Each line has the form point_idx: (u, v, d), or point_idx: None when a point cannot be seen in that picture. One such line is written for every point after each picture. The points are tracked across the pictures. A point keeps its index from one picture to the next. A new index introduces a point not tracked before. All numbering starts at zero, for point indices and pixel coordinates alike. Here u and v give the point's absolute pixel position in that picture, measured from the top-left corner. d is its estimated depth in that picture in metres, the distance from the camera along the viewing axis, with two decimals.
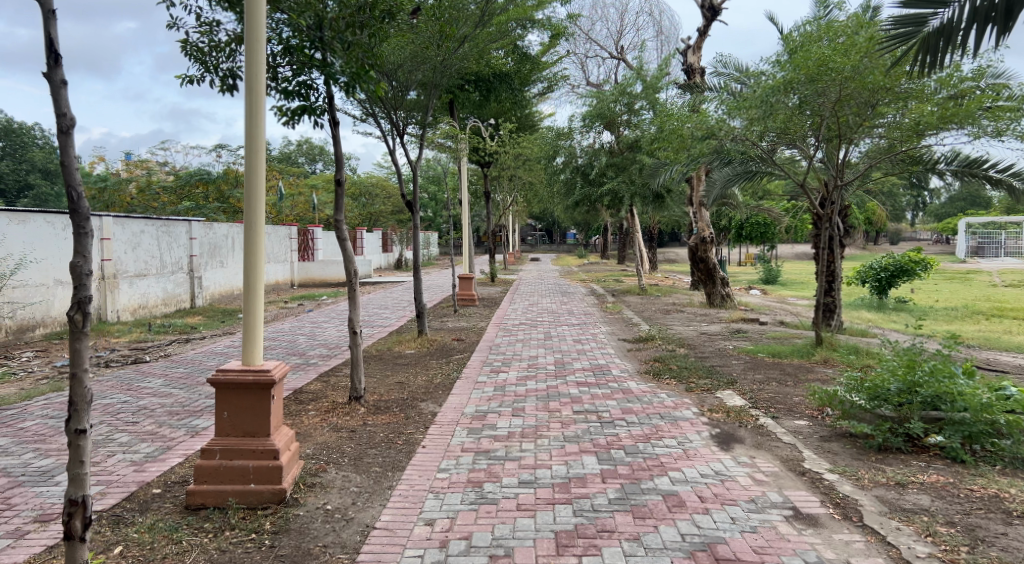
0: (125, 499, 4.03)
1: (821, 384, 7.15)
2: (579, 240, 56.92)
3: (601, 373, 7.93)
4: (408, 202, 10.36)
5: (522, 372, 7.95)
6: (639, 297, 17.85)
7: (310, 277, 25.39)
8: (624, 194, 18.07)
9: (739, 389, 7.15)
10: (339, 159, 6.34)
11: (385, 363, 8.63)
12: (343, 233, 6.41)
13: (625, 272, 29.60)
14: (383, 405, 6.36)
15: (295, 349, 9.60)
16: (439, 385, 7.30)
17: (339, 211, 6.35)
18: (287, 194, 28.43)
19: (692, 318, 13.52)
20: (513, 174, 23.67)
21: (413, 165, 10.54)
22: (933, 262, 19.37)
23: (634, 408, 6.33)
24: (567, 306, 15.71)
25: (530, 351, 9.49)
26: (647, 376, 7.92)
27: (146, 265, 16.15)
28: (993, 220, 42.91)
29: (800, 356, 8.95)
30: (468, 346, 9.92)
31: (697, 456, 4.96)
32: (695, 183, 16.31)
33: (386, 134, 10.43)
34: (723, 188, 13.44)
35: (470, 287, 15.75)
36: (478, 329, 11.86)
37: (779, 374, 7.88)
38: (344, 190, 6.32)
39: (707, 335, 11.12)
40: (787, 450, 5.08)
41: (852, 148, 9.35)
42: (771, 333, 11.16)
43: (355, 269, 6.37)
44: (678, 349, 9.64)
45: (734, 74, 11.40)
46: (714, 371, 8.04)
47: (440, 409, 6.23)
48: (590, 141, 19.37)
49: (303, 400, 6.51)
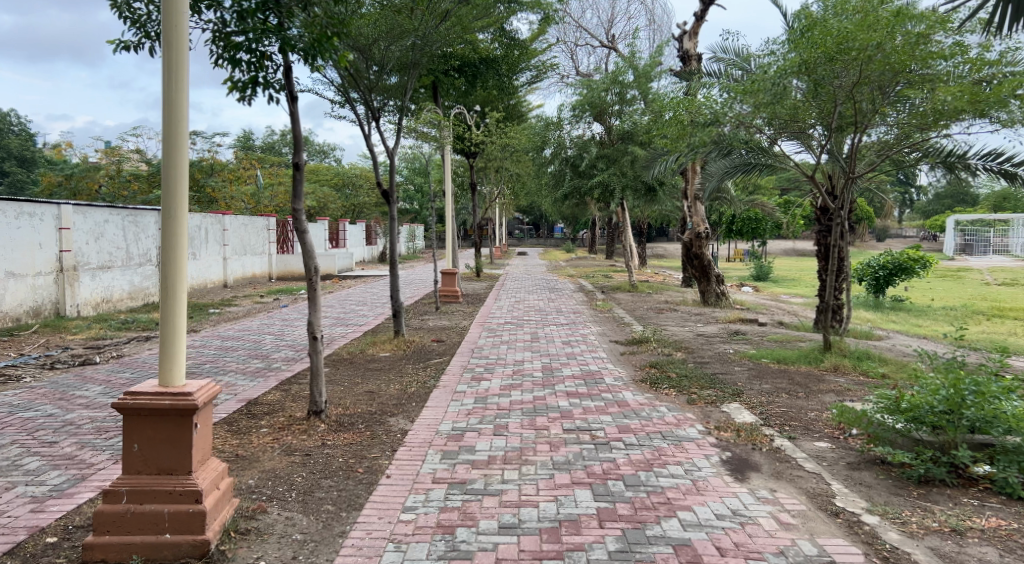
0: (7, 553, 3.26)
1: (837, 398, 6.48)
2: (567, 235, 56.31)
3: (593, 382, 7.19)
4: (385, 192, 9.55)
5: (506, 380, 7.21)
6: (628, 294, 17.16)
7: (289, 270, 24.51)
8: (615, 186, 17.33)
9: (747, 402, 6.43)
10: (298, 137, 5.51)
11: (356, 369, 7.83)
12: (302, 223, 5.59)
13: (614, 267, 28.93)
14: (347, 421, 5.59)
15: (259, 350, 8.79)
16: (413, 396, 6.55)
17: (298, 198, 5.53)
18: (266, 185, 27.47)
19: (686, 317, 12.81)
20: (500, 166, 22.84)
21: (391, 152, 9.73)
22: (932, 260, 18.82)
23: (632, 425, 5.60)
24: (555, 303, 14.94)
25: (515, 354, 8.74)
26: (644, 385, 7.19)
27: (110, 257, 15.26)
28: (981, 217, 42.55)
29: (807, 363, 8.25)
30: (448, 349, 9.16)
31: (710, 489, 4.25)
32: (690, 176, 15.59)
33: (362, 119, 9.61)
34: (720, 182, 12.70)
35: (453, 283, 14.99)
36: (460, 328, 11.10)
37: (788, 384, 7.20)
38: (303, 175, 5.51)
39: (705, 337, 10.41)
40: (811, 482, 4.38)
41: (864, 138, 8.68)
42: (772, 335, 10.48)
43: (315, 265, 5.57)
44: (676, 353, 8.91)
45: (735, 59, 10.68)
46: (716, 380, 7.32)
47: (412, 425, 5.48)
48: (580, 132, 18.62)
49: (256, 414, 5.73)
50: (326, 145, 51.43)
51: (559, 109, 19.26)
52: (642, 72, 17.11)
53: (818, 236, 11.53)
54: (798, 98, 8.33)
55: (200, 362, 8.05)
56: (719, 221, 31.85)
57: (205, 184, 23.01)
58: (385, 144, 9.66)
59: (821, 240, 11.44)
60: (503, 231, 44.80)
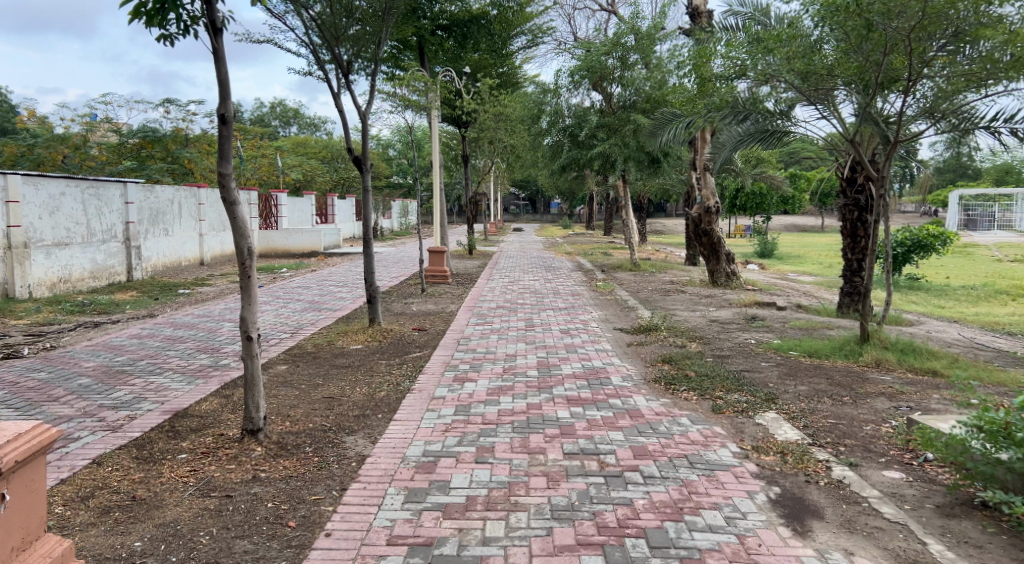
0: None
1: (892, 409, 5.39)
2: (563, 211, 55.10)
3: (597, 383, 6.05)
4: (356, 158, 8.33)
5: (494, 381, 6.06)
6: (630, 273, 16.01)
7: (271, 248, 23.24)
8: (616, 158, 16.10)
9: (785, 411, 5.31)
10: (223, 81, 4.31)
11: (318, 366, 6.67)
12: (232, 193, 4.38)
13: (612, 244, 27.76)
14: (291, 443, 4.44)
15: (210, 342, 7.60)
16: (381, 404, 5.41)
17: (224, 160, 4.33)
18: (248, 157, 26.20)
19: (695, 300, 11.66)
20: (493, 141, 21.44)
21: (364, 114, 8.50)
22: (953, 237, 17.70)
23: (649, 447, 4.48)
24: (551, 284, 13.76)
25: (507, 347, 7.59)
26: (657, 387, 6.05)
27: (68, 233, 14.04)
28: (986, 190, 41.30)
29: (844, 359, 7.12)
30: (431, 340, 8.02)
31: (764, 550, 3.19)
32: (697, 145, 14.33)
33: (329, 76, 8.39)
34: (733, 152, 11.47)
35: (441, 261, 13.79)
36: (445, 314, 9.95)
37: (828, 385, 6.10)
38: (230, 129, 4.30)
39: (720, 324, 9.27)
40: (897, 539, 3.30)
41: (908, 99, 7.48)
42: (796, 322, 9.35)
43: (248, 245, 4.39)
44: (690, 345, 7.78)
45: (755, 11, 9.46)
46: (743, 380, 6.19)
47: (373, 449, 4.34)
48: (579, 100, 17.32)
49: (179, 432, 4.57)
50: (316, 117, 49.87)
51: (556, 75, 17.93)
52: (645, 34, 15.71)
53: (845, 211, 10.40)
54: (825, 52, 7.24)
55: (136, 358, 6.86)
56: (721, 195, 30.60)
57: (179, 155, 21.63)
58: (357, 105, 8.44)
59: (849, 217, 10.32)
60: (498, 206, 43.55)
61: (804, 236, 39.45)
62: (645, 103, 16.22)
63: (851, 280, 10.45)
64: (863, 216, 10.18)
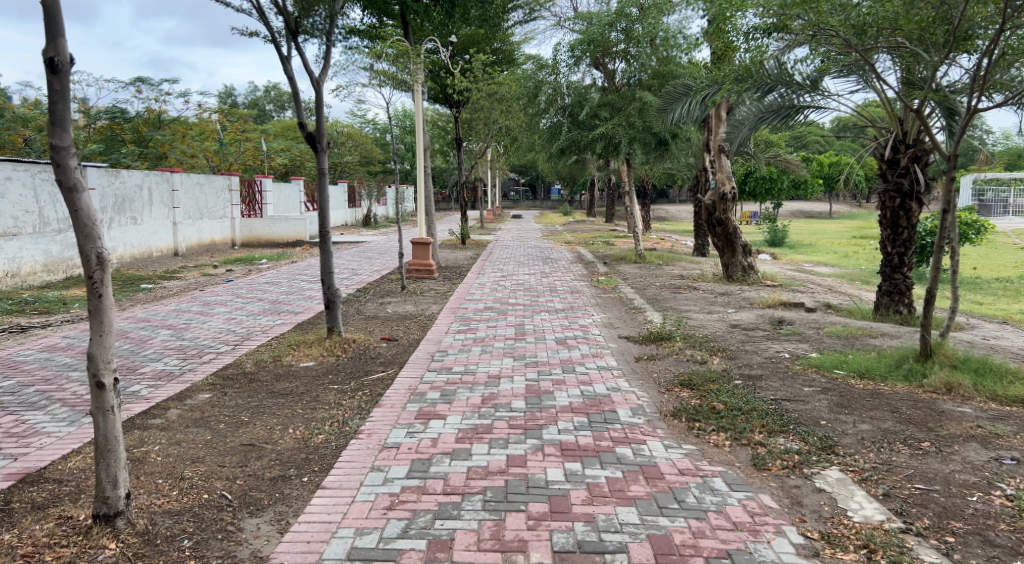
0: None
1: (992, 462, 4.06)
2: (564, 197, 53.72)
3: (600, 422, 4.70)
4: (309, 135, 6.92)
5: (468, 419, 4.70)
6: (635, 266, 14.66)
7: (253, 236, 21.81)
8: (621, 139, 14.67)
9: (853, 468, 3.96)
10: (49, 10, 2.96)
11: (252, 394, 5.32)
12: (72, 174, 2.99)
13: (615, 231, 26.41)
14: (164, 533, 3.12)
15: (131, 359, 6.23)
16: (314, 458, 4.06)
17: (60, 130, 2.98)
18: (228, 141, 24.72)
19: (710, 299, 10.29)
20: (488, 119, 19.99)
21: (318, 84, 7.13)
22: (987, 225, 16.26)
23: (677, 536, 3.16)
24: (548, 279, 12.40)
25: (490, 364, 6.23)
26: (678, 426, 4.72)
27: (16, 222, 12.63)
28: (1003, 175, 39.71)
29: (904, 382, 5.77)
30: (400, 354, 6.68)
31: None
32: (711, 124, 12.82)
33: (277, 37, 7.01)
34: (754, 131, 10.01)
35: (426, 254, 12.42)
36: (424, 318, 8.59)
37: (896, 422, 4.75)
38: (58, 81, 2.95)
39: (743, 332, 7.91)
40: None
41: (979, 59, 6.07)
42: (832, 328, 8.01)
43: (97, 250, 3.04)
44: (713, 362, 6.44)
45: None
46: (788, 417, 4.82)
47: (278, 550, 3.02)
48: (579, 78, 15.85)
49: (11, 513, 3.24)
50: None
51: (555, 51, 16.44)
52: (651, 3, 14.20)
53: (884, 198, 9.07)
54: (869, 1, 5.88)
55: (26, 383, 5.47)
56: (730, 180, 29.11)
57: (151, 137, 20.13)
58: (310, 73, 7.08)
59: (889, 204, 8.99)
60: (497, 192, 42.14)
61: (813, 222, 38.18)
62: (650, 80, 14.76)
63: (890, 277, 9.04)
64: (906, 203, 8.84)
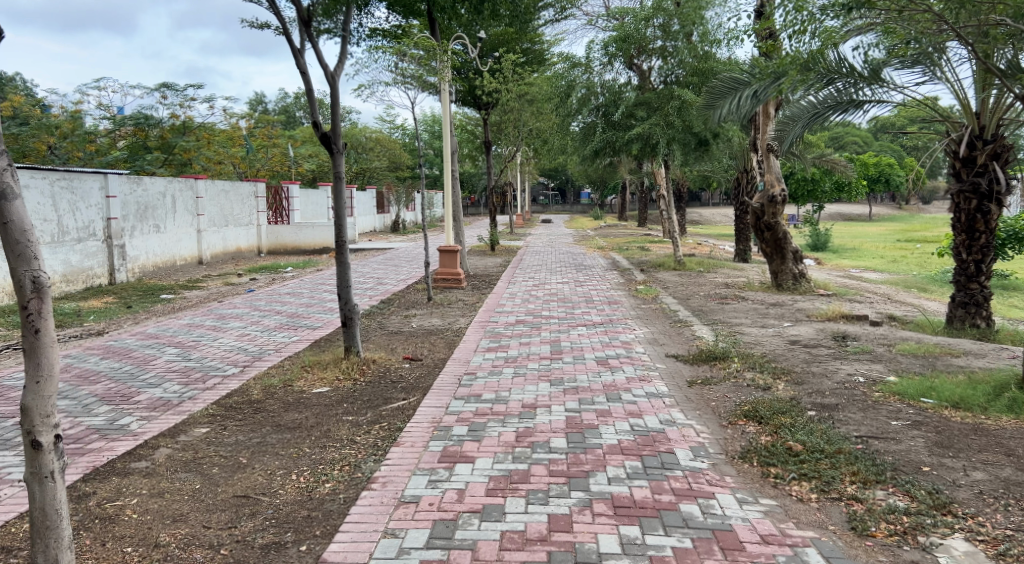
0: None
1: None
2: (595, 201, 52.83)
3: (658, 467, 3.96)
4: (323, 137, 6.29)
5: (500, 463, 3.99)
6: (674, 273, 13.86)
7: (280, 243, 21.37)
8: (658, 140, 13.86)
9: (983, 537, 3.18)
10: None
11: (254, 428, 4.68)
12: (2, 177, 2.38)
13: (649, 236, 25.54)
14: None
15: (129, 384, 5.63)
16: (316, 516, 3.38)
17: None
18: (254, 147, 24.37)
19: (761, 311, 9.46)
20: (518, 120, 19.32)
21: (334, 79, 6.52)
22: None
23: None
24: (583, 288, 11.67)
25: (525, 391, 5.50)
26: (751, 474, 3.95)
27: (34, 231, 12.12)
28: None
29: (1009, 414, 4.93)
30: (423, 376, 6.01)
31: None
32: (757, 121, 11.97)
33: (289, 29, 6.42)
34: (808, 128, 9.17)
35: (453, 262, 11.76)
36: (450, 333, 7.90)
37: (1015, 469, 3.94)
38: None
39: (805, 349, 7.09)
40: None
41: None
42: (904, 345, 7.15)
43: (32, 272, 2.41)
44: (778, 388, 5.63)
45: None
46: (882, 461, 4.02)
47: None
48: (612, 77, 15.08)
49: None
50: None
51: (587, 49, 15.71)
52: None
53: (958, 199, 8.11)
54: None
55: (7, 413, 4.89)
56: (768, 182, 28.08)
57: (176, 144, 19.83)
58: (325, 68, 6.46)
59: (965, 207, 8.01)
60: (527, 196, 41.45)
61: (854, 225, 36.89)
62: (689, 77, 13.91)
63: (965, 287, 8.14)
64: (983, 205, 7.86)
